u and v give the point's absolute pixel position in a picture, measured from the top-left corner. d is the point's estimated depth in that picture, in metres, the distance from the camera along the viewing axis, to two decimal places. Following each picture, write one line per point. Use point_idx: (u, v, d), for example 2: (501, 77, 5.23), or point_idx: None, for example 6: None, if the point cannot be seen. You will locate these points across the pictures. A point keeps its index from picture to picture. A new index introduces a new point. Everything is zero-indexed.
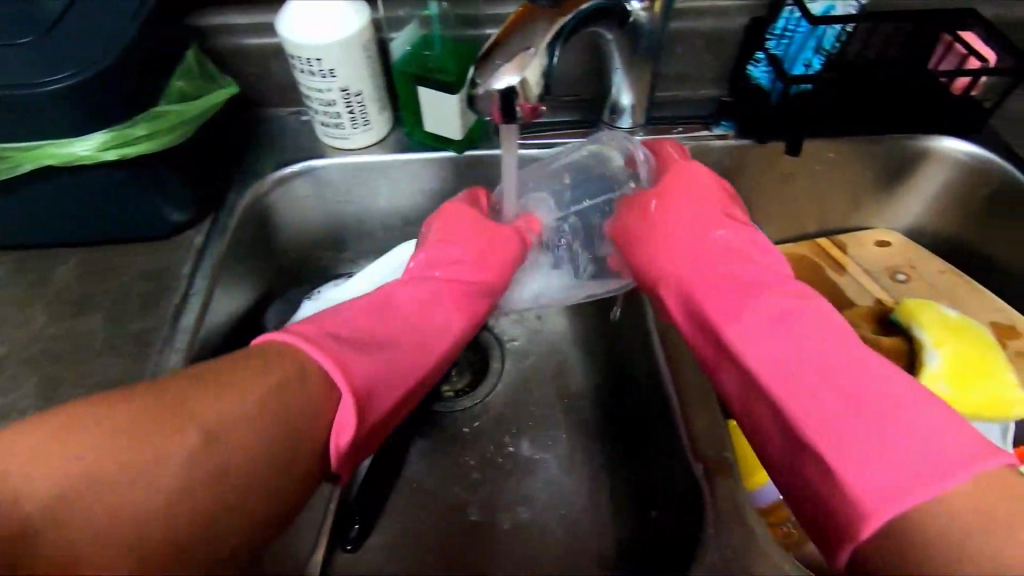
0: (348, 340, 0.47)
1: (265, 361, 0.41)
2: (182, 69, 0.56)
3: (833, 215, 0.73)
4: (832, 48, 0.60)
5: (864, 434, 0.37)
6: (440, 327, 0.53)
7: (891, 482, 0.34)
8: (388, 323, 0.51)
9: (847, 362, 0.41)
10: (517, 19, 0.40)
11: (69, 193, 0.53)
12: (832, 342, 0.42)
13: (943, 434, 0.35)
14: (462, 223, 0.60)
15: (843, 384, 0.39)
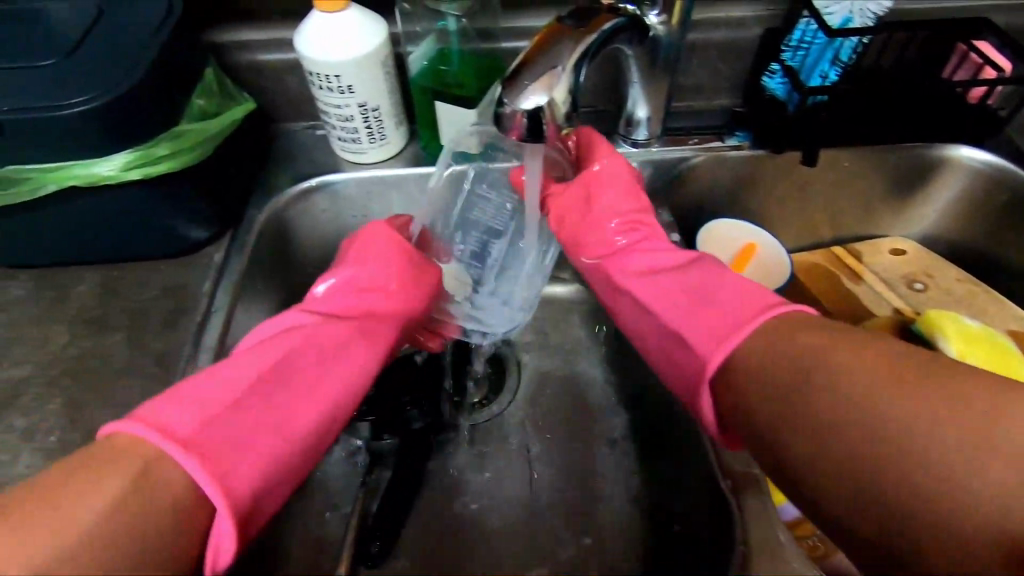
0: (215, 419, 0.38)
1: (112, 461, 0.33)
2: (201, 87, 0.56)
3: (847, 223, 0.73)
4: (848, 59, 0.60)
5: (693, 319, 0.44)
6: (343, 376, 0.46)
7: (710, 338, 0.42)
8: (291, 382, 0.43)
9: (682, 288, 0.47)
10: (544, 38, 0.40)
11: (90, 213, 0.53)
12: (708, 276, 0.47)
13: (732, 308, 0.43)
14: (382, 257, 0.55)
15: (676, 304, 0.46)
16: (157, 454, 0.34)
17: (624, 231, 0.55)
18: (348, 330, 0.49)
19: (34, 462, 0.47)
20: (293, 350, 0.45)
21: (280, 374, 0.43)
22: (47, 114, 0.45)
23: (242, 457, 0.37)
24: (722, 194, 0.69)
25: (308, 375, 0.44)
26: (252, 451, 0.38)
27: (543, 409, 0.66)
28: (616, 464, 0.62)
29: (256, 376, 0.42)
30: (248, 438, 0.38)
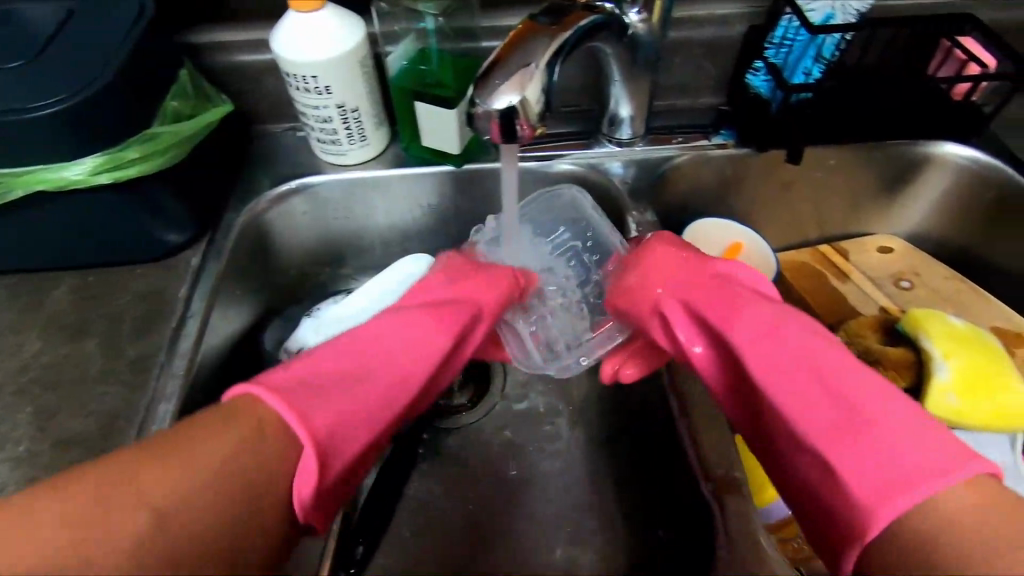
0: (319, 390, 0.38)
1: (238, 413, 0.34)
2: (175, 89, 0.55)
3: (834, 221, 0.72)
4: (831, 56, 0.60)
5: (845, 448, 0.35)
6: (426, 360, 0.46)
7: (879, 483, 0.33)
8: (390, 362, 0.44)
9: (828, 372, 0.38)
10: (517, 37, 0.39)
11: (62, 217, 0.52)
12: (809, 341, 0.41)
13: (905, 438, 0.34)
14: (488, 280, 0.55)
15: (803, 399, 0.38)
16: (268, 413, 0.35)
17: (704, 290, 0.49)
18: (436, 321, 0.49)
19: (3, 472, 0.46)
20: (390, 336, 0.46)
21: (378, 357, 0.44)
22: (11, 117, 0.44)
23: (336, 416, 0.38)
24: (708, 193, 0.69)
25: (399, 362, 0.45)
26: (353, 421, 0.39)
27: (528, 412, 0.65)
28: (602, 468, 0.61)
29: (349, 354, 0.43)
30: (350, 396, 0.40)
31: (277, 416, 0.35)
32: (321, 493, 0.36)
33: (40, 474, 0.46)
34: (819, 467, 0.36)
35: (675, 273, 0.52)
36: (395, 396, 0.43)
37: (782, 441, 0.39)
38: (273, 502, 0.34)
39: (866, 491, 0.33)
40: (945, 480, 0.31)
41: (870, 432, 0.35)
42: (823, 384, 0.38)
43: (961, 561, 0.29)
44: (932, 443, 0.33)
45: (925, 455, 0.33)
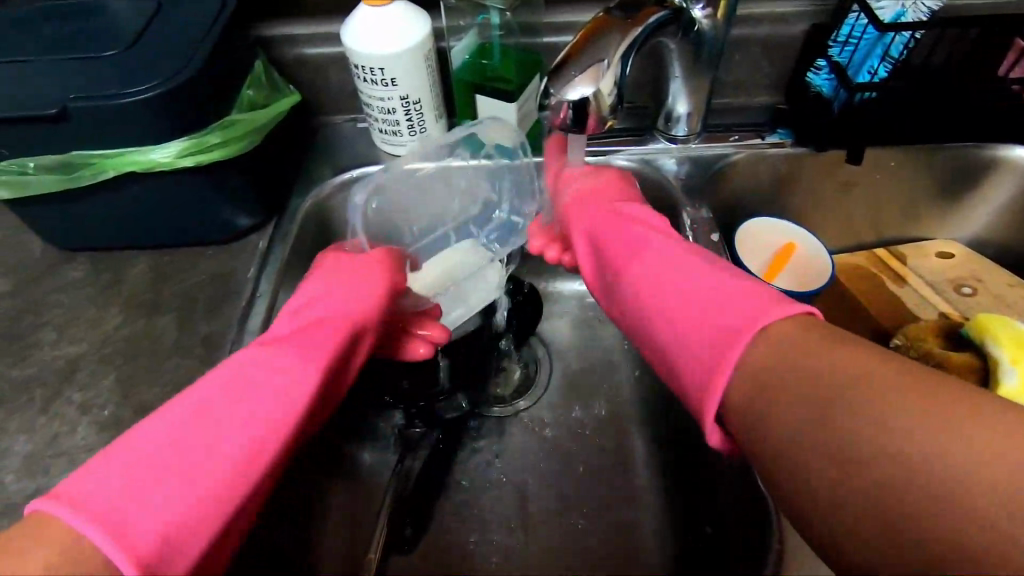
0: (130, 480, 0.31)
1: (24, 547, 0.27)
2: (251, 79, 0.58)
3: (891, 225, 0.71)
4: (899, 55, 0.58)
5: (696, 289, 0.39)
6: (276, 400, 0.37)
7: (732, 316, 0.36)
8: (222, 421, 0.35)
9: (660, 284, 0.42)
10: (592, 30, 0.40)
11: (144, 198, 0.55)
12: (684, 265, 0.42)
13: (723, 281, 0.39)
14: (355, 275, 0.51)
15: (686, 259, 0.43)
16: (58, 528, 0.28)
17: (588, 229, 0.55)
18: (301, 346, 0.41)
19: (90, 434, 0.50)
20: (222, 402, 0.36)
21: (196, 449, 0.33)
22: (110, 102, 0.47)
23: (163, 512, 0.31)
24: (762, 193, 0.68)
25: (240, 435, 0.35)
26: (195, 503, 0.32)
27: (572, 406, 0.66)
28: (647, 465, 0.61)
29: (155, 457, 0.32)
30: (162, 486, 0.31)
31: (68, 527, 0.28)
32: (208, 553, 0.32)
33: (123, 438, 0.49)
34: (679, 330, 0.39)
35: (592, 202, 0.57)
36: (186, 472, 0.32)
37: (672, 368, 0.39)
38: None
39: (734, 322, 0.35)
40: (745, 331, 0.34)
41: (732, 279, 0.39)
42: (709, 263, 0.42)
43: (946, 474, 0.27)
44: (757, 290, 0.37)
45: (758, 298, 0.36)
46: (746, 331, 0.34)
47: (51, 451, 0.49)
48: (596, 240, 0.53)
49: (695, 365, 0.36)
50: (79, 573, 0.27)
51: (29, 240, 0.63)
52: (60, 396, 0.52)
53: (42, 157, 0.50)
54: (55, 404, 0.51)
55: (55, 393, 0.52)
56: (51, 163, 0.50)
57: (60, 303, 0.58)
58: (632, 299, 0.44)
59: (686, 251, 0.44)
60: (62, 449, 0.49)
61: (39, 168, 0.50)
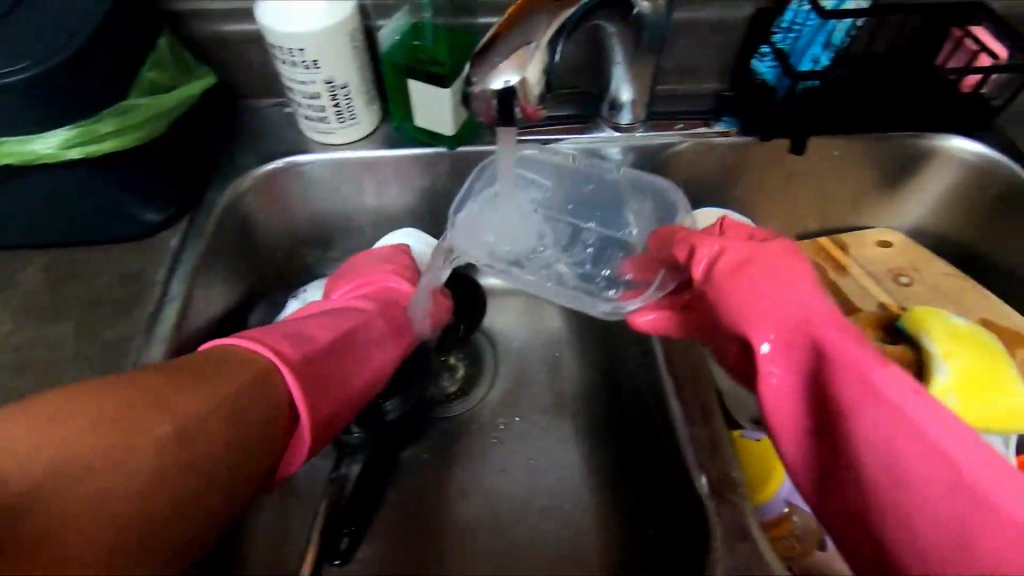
0: (304, 364, 0.44)
1: (204, 372, 0.38)
2: (152, 59, 0.52)
3: (834, 214, 0.71)
4: (840, 43, 0.57)
5: (955, 497, 0.32)
6: (368, 366, 0.52)
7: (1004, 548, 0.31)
8: (340, 352, 0.49)
9: (931, 459, 0.33)
10: (519, 10, 0.36)
11: (31, 193, 0.49)
12: (944, 425, 0.34)
13: (975, 508, 0.32)
14: (393, 261, 0.60)
15: (922, 443, 0.33)
16: (242, 366, 0.39)
17: (800, 321, 0.39)
18: (387, 330, 0.55)
19: None
20: (333, 333, 0.49)
21: (319, 353, 0.47)
22: None
23: (305, 388, 0.43)
24: (708, 183, 0.67)
25: (341, 359, 0.49)
26: (320, 399, 0.45)
27: (518, 404, 0.64)
28: (594, 463, 0.60)
29: (299, 340, 0.46)
30: (313, 378, 0.45)
31: (253, 371, 0.40)
32: (316, 444, 0.45)
33: None
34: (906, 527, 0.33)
35: (749, 298, 0.41)
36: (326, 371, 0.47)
37: (909, 549, 0.33)
38: (152, 453, 0.32)
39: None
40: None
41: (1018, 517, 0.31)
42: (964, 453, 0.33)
43: None
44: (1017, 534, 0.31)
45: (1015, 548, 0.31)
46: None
47: None
48: (779, 326, 0.40)
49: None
50: (163, 416, 0.33)
51: None
52: None
53: None
54: None
55: None
56: None
57: None
58: (851, 470, 0.36)
59: (940, 437, 0.33)
60: None
61: None
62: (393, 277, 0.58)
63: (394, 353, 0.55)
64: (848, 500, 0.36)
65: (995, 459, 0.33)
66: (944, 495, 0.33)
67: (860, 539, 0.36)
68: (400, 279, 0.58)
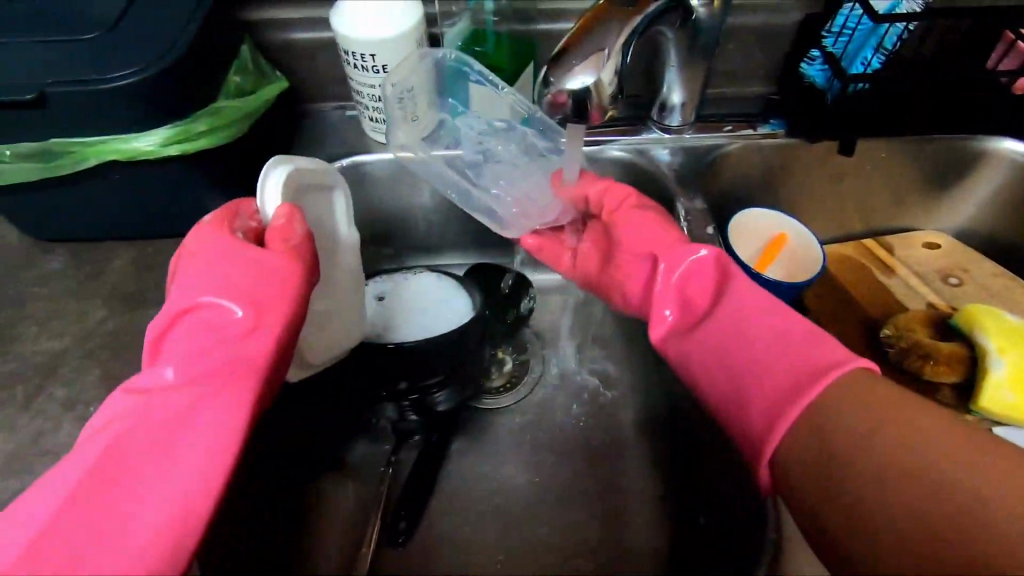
0: (76, 519, 0.32)
1: None
2: (237, 64, 0.56)
3: (880, 216, 0.72)
4: (893, 47, 0.58)
5: (774, 349, 0.40)
6: (215, 434, 0.36)
7: (793, 370, 0.39)
8: (134, 463, 0.34)
9: (736, 327, 0.43)
10: (592, 17, 0.39)
11: (128, 188, 0.53)
12: (760, 304, 0.44)
13: (781, 349, 0.40)
14: (210, 246, 0.42)
15: (756, 326, 0.42)
16: None
17: (671, 244, 0.51)
18: (210, 383, 0.38)
19: (75, 431, 0.48)
20: (139, 437, 0.35)
21: (82, 504, 0.32)
22: (91, 87, 0.45)
23: (64, 547, 0.31)
24: (755, 184, 0.68)
25: (158, 474, 0.34)
26: (132, 544, 0.32)
27: (566, 397, 0.66)
28: (641, 454, 0.62)
29: (60, 526, 0.31)
30: (97, 521, 0.32)
31: None
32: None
33: None
34: (738, 379, 0.41)
35: (640, 224, 0.53)
36: (126, 497, 0.33)
37: (760, 392, 0.39)
38: None
39: (824, 364, 0.38)
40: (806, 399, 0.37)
41: (810, 352, 0.39)
42: (768, 324, 0.42)
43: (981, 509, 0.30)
44: (790, 369, 0.39)
45: (792, 380, 0.38)
46: (796, 397, 0.37)
47: (35, 448, 0.47)
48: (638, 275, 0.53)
49: (760, 416, 0.38)
50: None
51: (5, 231, 0.61)
52: (42, 392, 0.50)
53: (20, 145, 0.48)
54: (38, 400, 0.50)
55: (38, 389, 0.51)
56: (29, 151, 0.48)
57: (41, 295, 0.56)
58: (690, 345, 0.45)
59: (765, 316, 0.43)
60: (46, 446, 0.47)
61: (16, 156, 0.48)
62: (207, 291, 0.40)
63: (230, 406, 0.37)
64: (703, 393, 0.43)
65: (796, 326, 0.41)
66: (747, 351, 0.41)
67: (704, 391, 0.43)
68: (246, 271, 0.41)
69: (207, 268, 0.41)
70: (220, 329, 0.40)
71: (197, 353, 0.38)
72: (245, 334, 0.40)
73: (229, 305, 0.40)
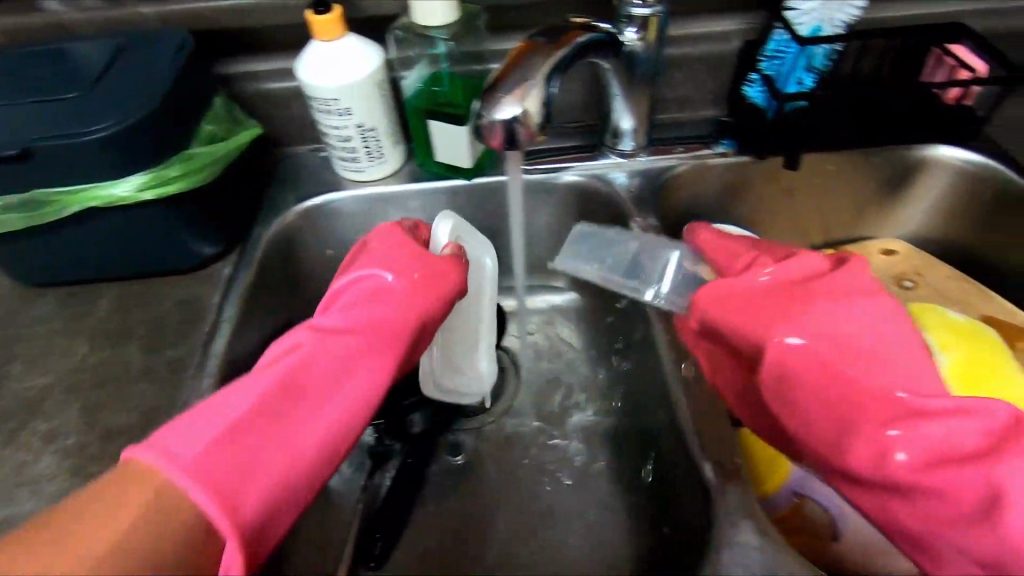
0: (237, 431, 0.40)
1: (135, 481, 0.35)
2: (210, 115, 0.60)
3: (838, 226, 0.74)
4: (823, 66, 0.63)
5: (931, 444, 0.39)
6: (355, 389, 0.46)
7: (973, 518, 0.38)
8: (286, 400, 0.43)
9: (931, 451, 0.39)
10: (516, 55, 0.43)
11: (108, 232, 0.57)
12: (870, 402, 0.42)
13: (954, 475, 0.38)
14: (379, 242, 0.55)
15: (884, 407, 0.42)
16: (157, 479, 0.36)
17: (811, 337, 0.45)
18: (362, 347, 0.49)
19: (55, 462, 0.50)
20: (297, 378, 0.45)
21: (248, 432, 0.40)
22: (69, 141, 0.49)
23: (229, 447, 0.39)
24: (712, 201, 0.71)
25: (308, 406, 0.44)
26: (279, 467, 0.40)
27: (541, 415, 0.68)
28: (610, 466, 0.63)
29: (232, 436, 0.39)
30: (256, 437, 0.40)
31: (162, 475, 0.36)
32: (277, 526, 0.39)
33: (87, 464, 0.50)
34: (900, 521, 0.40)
35: (745, 310, 0.49)
36: (280, 417, 0.42)
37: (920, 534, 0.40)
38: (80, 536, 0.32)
39: (992, 489, 0.37)
40: (998, 528, 0.36)
41: (961, 472, 0.38)
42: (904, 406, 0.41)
43: None
44: (969, 500, 0.38)
45: (977, 508, 0.38)
46: (986, 535, 0.37)
47: (18, 480, 0.50)
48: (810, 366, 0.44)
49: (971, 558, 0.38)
50: (146, 514, 0.34)
51: None
52: (26, 427, 0.53)
53: (6, 197, 0.52)
54: (20, 435, 0.52)
55: (22, 424, 0.53)
56: (15, 202, 0.52)
57: (28, 336, 0.59)
58: (903, 502, 0.40)
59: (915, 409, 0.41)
60: (28, 478, 0.50)
61: (3, 207, 0.52)
62: (380, 268, 0.53)
63: (371, 375, 0.48)
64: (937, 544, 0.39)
65: (948, 404, 0.41)
66: (946, 459, 0.39)
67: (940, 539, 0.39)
68: (399, 270, 0.53)
69: (367, 264, 0.54)
70: (374, 307, 0.51)
71: (345, 319, 0.50)
72: (394, 303, 0.51)
73: (372, 291, 0.52)
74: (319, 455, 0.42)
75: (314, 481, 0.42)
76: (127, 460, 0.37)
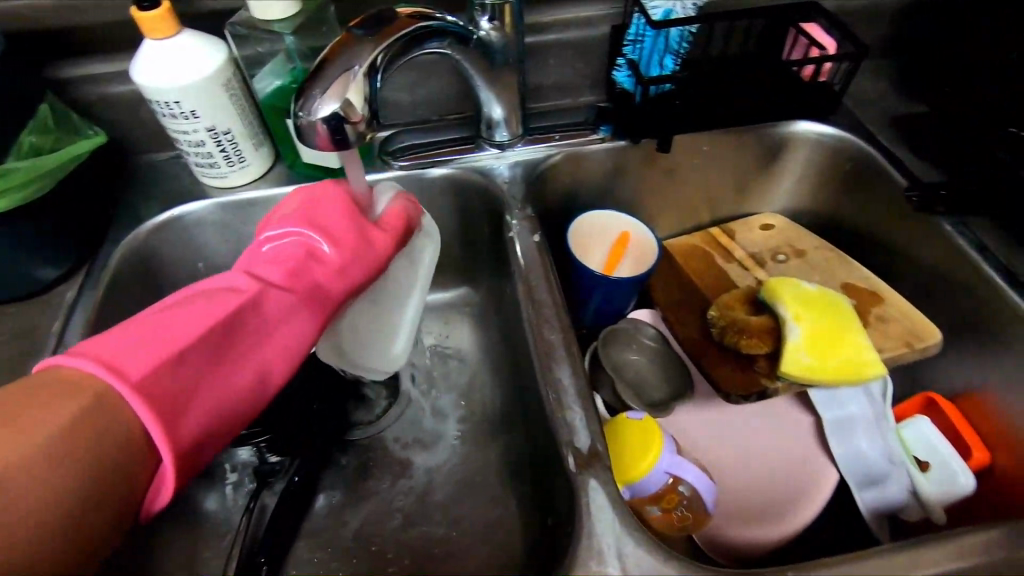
0: (176, 373, 0.38)
1: (32, 404, 0.33)
2: (33, 123, 0.55)
3: (719, 204, 0.76)
4: (679, 47, 0.63)
5: None
6: (274, 345, 0.44)
7: None
8: (206, 343, 0.40)
9: None
10: (335, 49, 0.40)
11: None
12: None
13: None
14: (326, 197, 0.49)
15: None
16: (69, 384, 0.34)
17: None
18: (305, 297, 0.46)
19: None
20: (225, 324, 0.41)
21: (193, 361, 0.39)
22: None
23: (149, 379, 0.36)
24: (594, 187, 0.71)
25: (221, 353, 0.41)
26: (199, 413, 0.38)
27: (433, 417, 0.66)
28: (503, 461, 0.63)
29: (159, 383, 0.36)
30: (182, 375, 0.38)
31: (79, 380, 0.34)
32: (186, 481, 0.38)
33: None
34: None
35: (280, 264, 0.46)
36: (203, 364, 0.39)
37: None
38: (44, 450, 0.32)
39: None
40: None
41: None
42: None
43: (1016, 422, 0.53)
44: None
45: None
46: None
47: None
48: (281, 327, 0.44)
49: None
50: (78, 448, 0.33)
51: None
52: None
53: None
54: None
55: None
56: None
57: None
58: None
59: None
60: None
61: None
62: (320, 224, 0.48)
63: (313, 321, 0.46)
64: None
65: None
66: None
67: None
68: (332, 224, 0.48)
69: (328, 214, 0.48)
70: (345, 259, 0.48)
71: (341, 269, 0.48)
72: (344, 269, 0.48)
73: (356, 238, 0.49)
74: (234, 411, 0.41)
75: (232, 429, 0.41)
76: (40, 371, 0.35)
